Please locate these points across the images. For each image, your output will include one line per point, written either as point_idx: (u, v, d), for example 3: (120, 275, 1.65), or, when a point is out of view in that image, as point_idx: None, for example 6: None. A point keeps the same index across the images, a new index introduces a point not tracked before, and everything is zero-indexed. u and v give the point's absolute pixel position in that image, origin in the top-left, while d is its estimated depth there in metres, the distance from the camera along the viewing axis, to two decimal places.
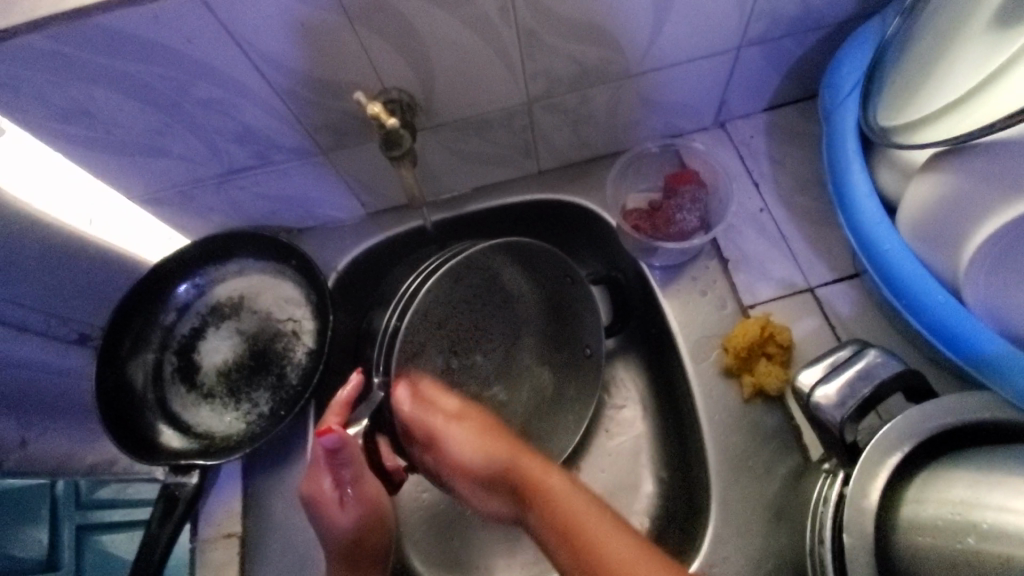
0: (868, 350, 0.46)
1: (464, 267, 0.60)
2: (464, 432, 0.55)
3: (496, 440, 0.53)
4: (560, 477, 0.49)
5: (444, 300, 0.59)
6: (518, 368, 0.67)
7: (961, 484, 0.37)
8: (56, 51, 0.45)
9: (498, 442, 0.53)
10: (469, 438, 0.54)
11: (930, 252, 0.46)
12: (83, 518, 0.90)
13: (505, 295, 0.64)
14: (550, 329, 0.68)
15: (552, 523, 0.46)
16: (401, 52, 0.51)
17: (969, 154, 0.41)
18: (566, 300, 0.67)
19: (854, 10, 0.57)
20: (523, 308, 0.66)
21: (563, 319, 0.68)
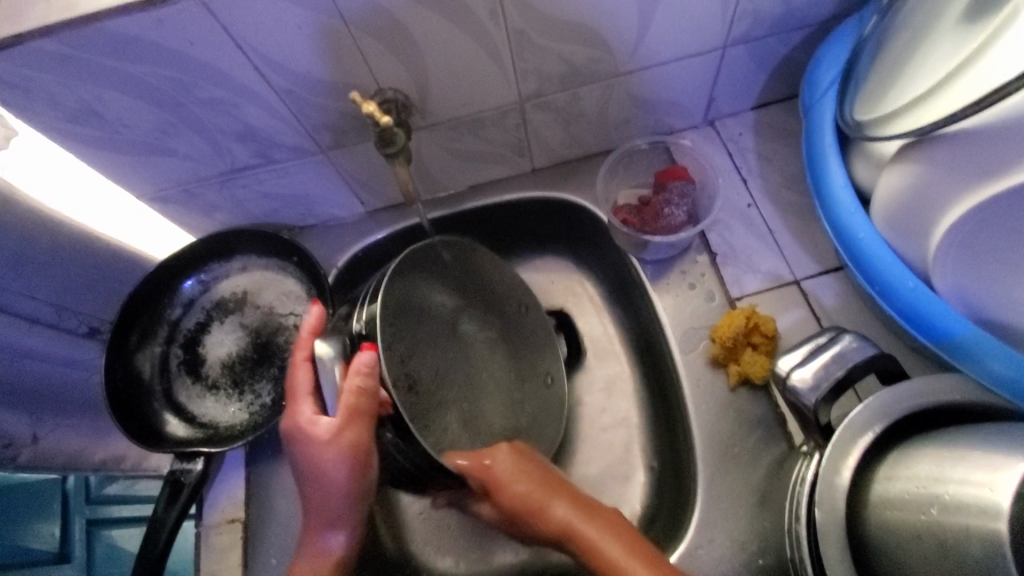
0: (842, 336, 0.48)
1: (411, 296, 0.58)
2: (512, 498, 0.53)
3: (543, 522, 0.52)
4: (597, 524, 0.50)
5: (401, 329, 0.55)
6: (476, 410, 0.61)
7: (926, 461, 0.38)
8: (68, 55, 0.48)
9: (545, 524, 0.52)
10: (520, 513, 0.53)
11: (902, 240, 0.48)
12: (93, 513, 0.93)
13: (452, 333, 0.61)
14: (508, 377, 0.66)
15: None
16: (395, 54, 0.53)
17: (934, 143, 0.43)
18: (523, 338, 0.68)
19: (835, 9, 0.59)
20: (477, 345, 0.64)
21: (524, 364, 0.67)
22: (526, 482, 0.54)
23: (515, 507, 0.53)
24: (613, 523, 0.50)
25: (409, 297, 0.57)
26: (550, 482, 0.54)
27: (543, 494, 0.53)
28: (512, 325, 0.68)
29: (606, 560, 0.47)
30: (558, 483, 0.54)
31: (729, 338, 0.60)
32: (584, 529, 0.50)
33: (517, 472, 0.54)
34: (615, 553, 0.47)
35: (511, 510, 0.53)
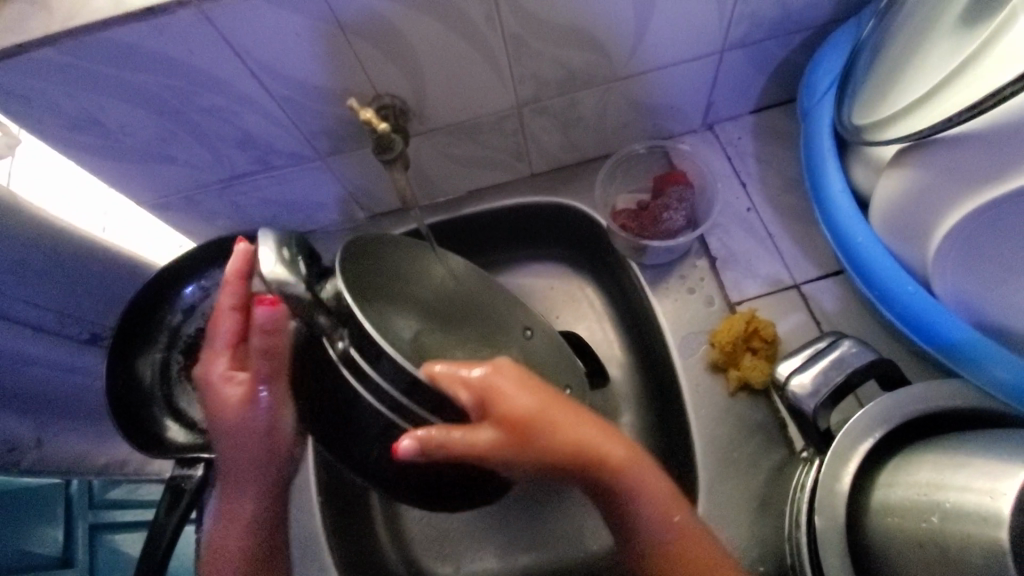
0: (841, 341, 0.47)
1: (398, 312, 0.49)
2: (527, 407, 0.44)
3: (564, 434, 0.45)
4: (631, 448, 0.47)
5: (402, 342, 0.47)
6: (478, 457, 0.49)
7: (928, 467, 0.38)
8: (68, 64, 0.48)
9: (567, 438, 0.45)
10: (535, 427, 0.44)
11: (900, 244, 0.48)
12: (94, 518, 0.92)
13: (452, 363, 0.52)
14: None
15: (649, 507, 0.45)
16: (392, 60, 0.54)
17: (931, 148, 0.42)
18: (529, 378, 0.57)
19: (833, 12, 0.59)
20: None
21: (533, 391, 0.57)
22: (537, 399, 0.46)
23: (524, 423, 0.44)
24: (637, 453, 0.46)
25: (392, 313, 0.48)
26: (551, 397, 0.47)
27: (557, 411, 0.46)
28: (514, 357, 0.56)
29: (648, 495, 0.45)
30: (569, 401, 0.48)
31: (728, 343, 0.60)
32: (612, 453, 0.46)
33: (522, 384, 0.46)
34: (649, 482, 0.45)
35: (519, 431, 0.44)
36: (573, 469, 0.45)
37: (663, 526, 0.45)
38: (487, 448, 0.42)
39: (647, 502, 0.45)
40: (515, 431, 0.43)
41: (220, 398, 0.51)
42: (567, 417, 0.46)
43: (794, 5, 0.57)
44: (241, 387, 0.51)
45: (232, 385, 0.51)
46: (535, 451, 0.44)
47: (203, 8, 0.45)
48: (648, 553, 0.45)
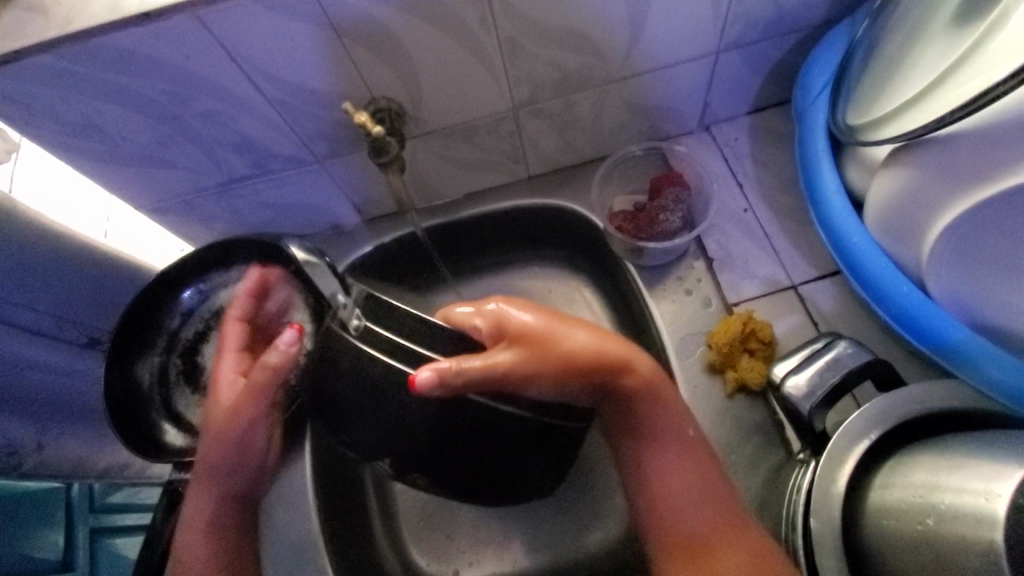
0: (837, 342, 0.47)
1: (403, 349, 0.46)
2: (531, 322, 0.53)
3: (575, 342, 0.52)
4: (648, 362, 0.54)
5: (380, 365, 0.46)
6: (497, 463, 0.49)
7: (923, 469, 0.38)
8: (66, 69, 0.48)
9: (578, 345, 0.52)
10: (545, 339, 0.52)
11: (896, 245, 0.48)
12: (95, 522, 0.91)
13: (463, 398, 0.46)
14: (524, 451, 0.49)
15: (672, 418, 0.52)
16: (387, 63, 0.54)
17: (925, 147, 0.42)
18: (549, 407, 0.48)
19: (828, 13, 0.59)
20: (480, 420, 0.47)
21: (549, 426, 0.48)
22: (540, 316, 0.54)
23: (532, 335, 0.52)
24: (657, 369, 0.54)
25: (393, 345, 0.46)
26: (553, 318, 0.55)
27: (557, 324, 0.54)
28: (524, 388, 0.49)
29: (671, 407, 0.52)
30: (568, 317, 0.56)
31: (726, 344, 0.59)
32: (614, 353, 0.53)
33: (523, 309, 0.55)
34: (667, 399, 0.52)
35: (530, 342, 0.51)
36: (585, 375, 0.52)
37: (687, 454, 0.51)
38: (510, 362, 0.47)
39: (670, 421, 0.52)
40: (529, 345, 0.51)
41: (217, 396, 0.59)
42: (573, 329, 0.54)
43: (789, 6, 0.57)
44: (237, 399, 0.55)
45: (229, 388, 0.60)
46: (553, 361, 0.50)
47: (199, 14, 0.45)
48: (666, 485, 0.51)
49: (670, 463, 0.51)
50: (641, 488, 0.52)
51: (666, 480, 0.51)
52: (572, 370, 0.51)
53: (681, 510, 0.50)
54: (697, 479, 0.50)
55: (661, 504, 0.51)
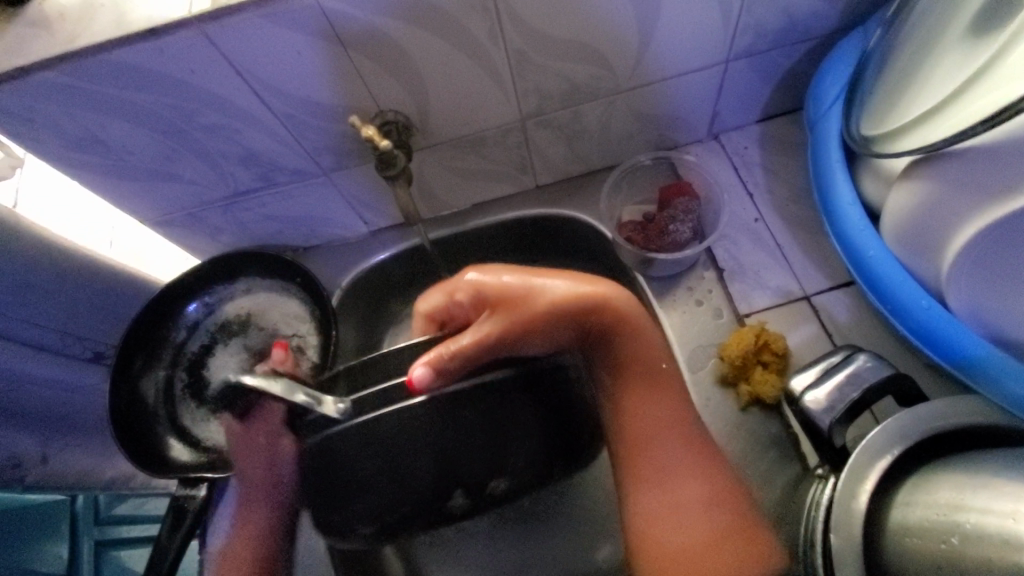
0: (856, 355, 0.46)
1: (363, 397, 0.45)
2: (507, 280, 0.55)
3: (548, 287, 0.54)
4: (625, 295, 0.55)
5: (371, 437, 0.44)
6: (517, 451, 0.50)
7: (948, 487, 0.37)
8: (71, 85, 0.48)
9: (553, 289, 0.54)
10: (523, 292, 0.54)
11: (913, 258, 0.47)
12: (100, 534, 0.88)
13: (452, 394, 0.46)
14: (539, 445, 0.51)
15: (642, 359, 0.55)
16: (394, 76, 0.53)
17: (944, 161, 0.41)
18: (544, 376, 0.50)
19: (839, 21, 0.58)
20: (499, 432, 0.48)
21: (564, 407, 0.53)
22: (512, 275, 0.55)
23: (511, 296, 0.54)
24: (633, 302, 0.56)
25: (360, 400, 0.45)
26: (526, 271, 0.56)
27: (533, 277, 0.55)
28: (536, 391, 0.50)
29: (641, 346, 0.55)
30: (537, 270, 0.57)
31: (738, 356, 0.58)
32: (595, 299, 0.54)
33: (497, 271, 0.56)
34: (639, 349, 0.55)
35: (512, 303, 0.53)
36: (575, 324, 0.54)
37: (679, 429, 0.53)
38: (498, 331, 0.51)
39: (649, 358, 0.55)
40: (506, 309, 0.53)
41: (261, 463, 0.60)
42: (546, 278, 0.55)
43: (800, 14, 0.56)
44: (256, 431, 0.59)
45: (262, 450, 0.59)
46: (538, 312, 0.53)
47: (205, 29, 0.45)
48: (670, 466, 0.52)
49: (652, 418, 0.54)
50: (626, 446, 0.54)
51: (664, 457, 0.53)
52: (556, 317, 0.53)
53: (675, 504, 0.51)
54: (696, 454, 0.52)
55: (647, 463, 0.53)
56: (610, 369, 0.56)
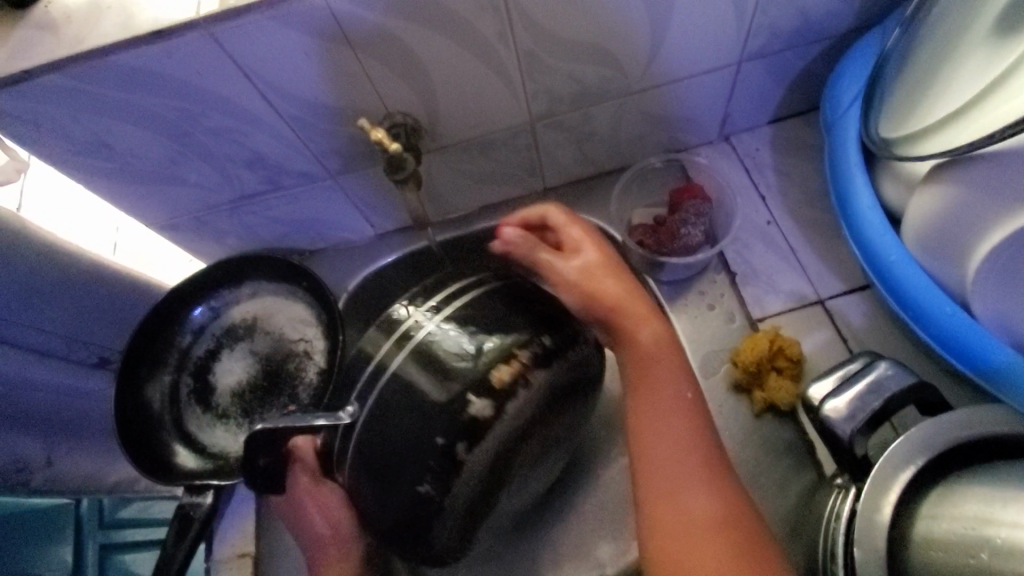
0: (878, 363, 0.45)
1: (385, 373, 0.45)
2: (590, 246, 0.56)
3: (611, 275, 0.55)
4: (654, 325, 0.52)
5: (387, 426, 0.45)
6: (501, 421, 0.45)
7: (975, 499, 0.36)
8: (77, 88, 0.47)
9: (613, 281, 0.54)
10: (593, 262, 0.55)
11: (937, 263, 0.46)
12: (105, 537, 0.85)
13: (415, 376, 0.45)
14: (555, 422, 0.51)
15: (658, 379, 0.51)
16: (403, 78, 0.52)
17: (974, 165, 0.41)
18: (528, 335, 0.46)
19: (855, 21, 0.57)
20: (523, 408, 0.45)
21: (570, 384, 0.50)
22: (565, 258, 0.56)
23: (580, 253, 0.56)
24: (664, 335, 0.53)
25: (364, 395, 0.46)
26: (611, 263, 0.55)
27: (604, 263, 0.55)
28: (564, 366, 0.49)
29: (660, 371, 0.51)
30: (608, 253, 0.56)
31: (753, 362, 0.58)
32: (628, 315, 0.53)
33: (589, 236, 0.58)
34: (658, 374, 0.51)
35: (580, 258, 0.55)
36: (599, 322, 0.54)
37: (699, 458, 0.48)
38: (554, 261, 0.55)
39: (667, 383, 0.51)
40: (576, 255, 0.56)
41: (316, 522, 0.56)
42: (615, 275, 0.55)
43: (815, 14, 0.55)
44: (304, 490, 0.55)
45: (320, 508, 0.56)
46: (588, 285, 0.54)
47: (212, 30, 0.44)
48: (676, 487, 0.48)
49: (658, 431, 0.49)
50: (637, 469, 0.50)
51: (666, 475, 0.48)
52: (601, 305, 0.53)
53: (688, 533, 0.46)
54: (702, 472, 0.48)
55: (653, 476, 0.49)
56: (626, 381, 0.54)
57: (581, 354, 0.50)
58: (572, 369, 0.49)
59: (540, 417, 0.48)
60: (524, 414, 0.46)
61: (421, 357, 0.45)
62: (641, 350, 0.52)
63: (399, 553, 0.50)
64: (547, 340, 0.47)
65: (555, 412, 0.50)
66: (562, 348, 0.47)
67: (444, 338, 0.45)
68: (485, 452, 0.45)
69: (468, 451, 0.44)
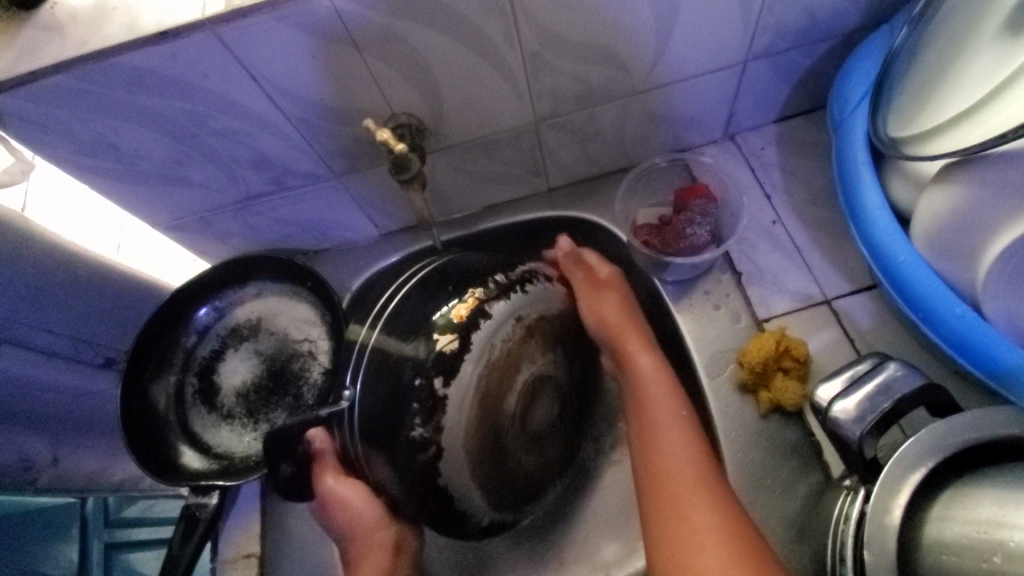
0: (887, 364, 0.45)
1: (362, 350, 0.49)
2: (608, 288, 0.66)
3: (619, 313, 0.63)
4: (651, 359, 0.61)
5: (381, 393, 0.48)
6: (470, 353, 0.50)
7: (987, 502, 0.36)
8: (82, 89, 0.47)
9: (619, 316, 0.63)
10: (608, 302, 0.64)
11: (949, 264, 0.46)
12: (111, 536, 0.85)
13: (393, 346, 0.49)
14: (553, 385, 0.59)
15: (652, 399, 0.58)
16: (408, 78, 0.52)
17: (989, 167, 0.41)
18: (477, 278, 0.53)
19: (862, 20, 0.57)
20: (493, 347, 0.51)
21: (538, 323, 0.56)
22: (590, 289, 0.65)
23: (602, 287, 0.66)
24: (661, 366, 0.60)
25: (354, 382, 0.49)
26: (630, 306, 0.64)
27: (615, 299, 0.65)
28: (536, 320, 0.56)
29: (654, 394, 0.58)
30: (629, 299, 0.65)
31: (759, 363, 0.57)
32: (629, 345, 0.62)
33: (605, 281, 0.66)
34: (657, 396, 0.58)
35: (595, 293, 0.65)
36: (611, 351, 0.64)
37: (702, 463, 0.53)
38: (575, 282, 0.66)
39: (668, 406, 0.57)
40: (595, 286, 0.66)
41: (348, 512, 0.54)
42: (624, 311, 0.64)
43: (822, 13, 0.55)
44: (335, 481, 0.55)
45: (353, 500, 0.54)
46: (600, 314, 0.64)
47: (217, 31, 0.44)
48: (684, 485, 0.52)
49: (665, 442, 0.55)
50: (645, 477, 0.55)
51: (675, 472, 0.53)
52: (608, 329, 0.63)
53: (692, 528, 0.49)
54: (701, 472, 0.52)
55: (661, 481, 0.53)
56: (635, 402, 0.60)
57: (538, 296, 0.56)
58: (530, 306, 0.55)
59: (526, 358, 0.55)
60: (495, 344, 0.51)
61: (391, 331, 0.49)
62: (642, 383, 0.60)
63: (437, 527, 0.54)
64: (497, 279, 0.53)
65: (536, 355, 0.56)
66: (513, 286, 0.54)
67: (408, 306, 0.50)
68: (467, 389, 0.50)
69: (447, 385, 0.49)
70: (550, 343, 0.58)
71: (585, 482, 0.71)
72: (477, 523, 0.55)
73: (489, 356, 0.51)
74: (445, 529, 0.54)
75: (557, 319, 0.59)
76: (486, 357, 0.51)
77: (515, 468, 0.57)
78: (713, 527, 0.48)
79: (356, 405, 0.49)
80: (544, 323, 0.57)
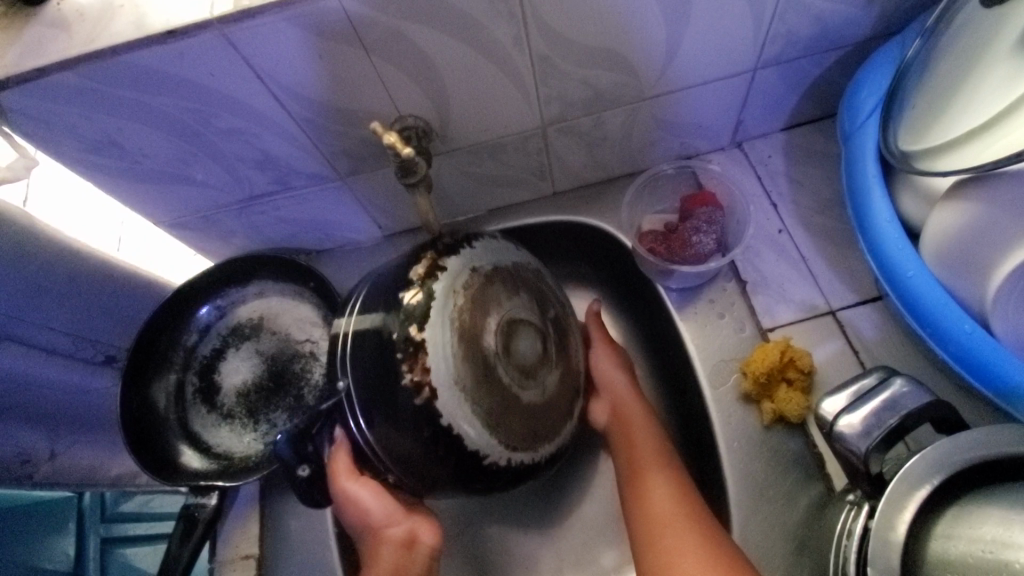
0: (893, 380, 0.45)
1: (344, 339, 0.49)
2: (614, 349, 0.68)
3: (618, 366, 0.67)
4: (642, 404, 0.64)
5: (365, 364, 0.47)
6: (434, 303, 0.48)
7: (993, 521, 0.35)
8: (87, 87, 0.47)
9: (613, 367, 0.66)
10: (606, 357, 0.67)
11: (956, 279, 0.46)
12: (106, 531, 0.81)
13: (380, 323, 0.48)
14: (532, 324, 0.54)
15: (637, 438, 0.61)
16: (415, 80, 0.52)
17: (1005, 184, 0.42)
18: (427, 246, 0.52)
19: (873, 29, 0.56)
20: (452, 294, 0.49)
21: (498, 272, 0.53)
22: (607, 347, 0.68)
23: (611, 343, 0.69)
24: (643, 412, 0.63)
25: (345, 367, 0.48)
26: (628, 362, 0.68)
27: (614, 351, 0.68)
28: (491, 268, 0.53)
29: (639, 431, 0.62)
30: (627, 360, 0.68)
31: (763, 372, 0.57)
32: (620, 389, 0.65)
33: (609, 339, 0.69)
34: (641, 433, 0.61)
35: (605, 348, 0.68)
36: (609, 398, 0.65)
37: (676, 478, 0.57)
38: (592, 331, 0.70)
39: (644, 444, 0.60)
40: (607, 340, 0.69)
41: (365, 512, 0.50)
42: (623, 367, 0.67)
43: (833, 22, 0.54)
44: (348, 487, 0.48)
45: (373, 501, 0.50)
46: (604, 365, 0.67)
47: (225, 31, 0.43)
48: (668, 506, 0.55)
49: (650, 476, 0.58)
50: (633, 499, 0.58)
51: (661, 499, 0.55)
52: (605, 375, 0.66)
53: (675, 546, 0.51)
54: (687, 501, 0.55)
55: (644, 505, 0.56)
56: (624, 444, 0.62)
57: (489, 247, 0.54)
58: (483, 257, 0.53)
59: (492, 303, 0.51)
60: (457, 292, 0.49)
61: (375, 315, 0.49)
62: (632, 422, 0.63)
63: (462, 482, 0.48)
64: (444, 241, 0.53)
65: (503, 297, 0.52)
66: (460, 244, 0.53)
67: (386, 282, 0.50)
68: (444, 332, 0.47)
69: (421, 333, 0.47)
70: (515, 287, 0.54)
71: (585, 488, 0.70)
72: (496, 465, 0.48)
73: (455, 303, 0.49)
74: (466, 482, 0.48)
75: (520, 269, 0.56)
76: (452, 305, 0.49)
77: (519, 406, 0.50)
78: (686, 539, 0.51)
79: (351, 386, 0.47)
80: (507, 272, 0.54)
